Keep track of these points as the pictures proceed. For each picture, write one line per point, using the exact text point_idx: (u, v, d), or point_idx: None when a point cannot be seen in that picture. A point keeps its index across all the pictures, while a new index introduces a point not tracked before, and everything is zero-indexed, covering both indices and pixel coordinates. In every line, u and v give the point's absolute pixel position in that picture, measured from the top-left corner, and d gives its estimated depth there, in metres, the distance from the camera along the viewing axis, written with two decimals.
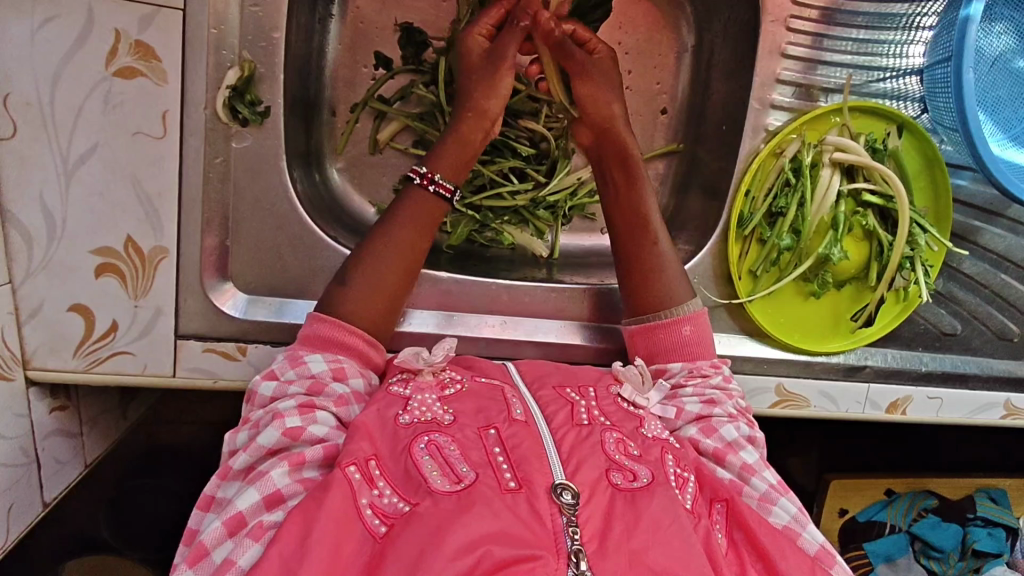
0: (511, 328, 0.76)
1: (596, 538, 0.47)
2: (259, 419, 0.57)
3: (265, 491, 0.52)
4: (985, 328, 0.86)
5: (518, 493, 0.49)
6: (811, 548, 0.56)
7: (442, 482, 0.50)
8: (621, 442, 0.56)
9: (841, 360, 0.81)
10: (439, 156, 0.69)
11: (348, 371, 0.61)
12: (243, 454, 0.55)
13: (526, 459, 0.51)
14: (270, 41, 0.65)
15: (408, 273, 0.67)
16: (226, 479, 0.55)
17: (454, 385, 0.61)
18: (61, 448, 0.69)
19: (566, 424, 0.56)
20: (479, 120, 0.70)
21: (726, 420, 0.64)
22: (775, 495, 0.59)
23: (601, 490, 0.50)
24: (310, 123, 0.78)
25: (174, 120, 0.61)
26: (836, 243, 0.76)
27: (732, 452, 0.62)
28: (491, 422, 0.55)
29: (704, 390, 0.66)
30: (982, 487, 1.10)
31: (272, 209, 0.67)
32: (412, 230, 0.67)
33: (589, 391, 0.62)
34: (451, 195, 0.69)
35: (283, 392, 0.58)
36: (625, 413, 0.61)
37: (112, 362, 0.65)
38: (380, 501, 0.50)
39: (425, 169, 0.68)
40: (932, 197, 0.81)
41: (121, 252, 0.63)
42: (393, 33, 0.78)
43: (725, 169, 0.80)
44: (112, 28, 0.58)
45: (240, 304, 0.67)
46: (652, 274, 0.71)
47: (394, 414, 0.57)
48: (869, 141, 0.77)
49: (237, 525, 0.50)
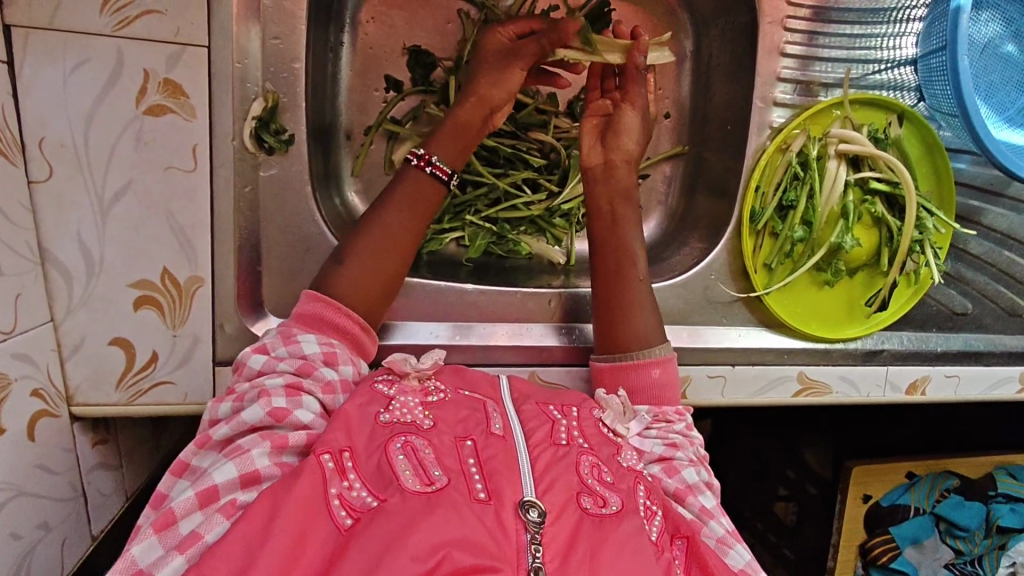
0: (534, 334, 0.79)
1: (559, 556, 0.48)
2: (244, 394, 0.58)
3: (243, 470, 0.52)
4: (995, 306, 0.89)
5: (487, 504, 0.50)
6: None
7: (413, 482, 0.51)
8: (596, 467, 0.57)
9: (859, 346, 0.83)
10: (438, 139, 0.71)
11: (340, 358, 0.62)
12: (224, 427, 0.56)
13: (498, 471, 0.53)
14: (291, 71, 0.68)
15: (400, 259, 0.68)
16: (203, 447, 0.56)
17: (437, 393, 0.61)
18: (104, 482, 0.71)
19: (544, 442, 0.57)
20: (479, 104, 0.72)
21: (688, 463, 0.66)
22: (731, 540, 0.61)
23: (570, 510, 0.51)
24: (327, 147, 0.80)
25: (205, 153, 0.63)
26: (848, 231, 0.78)
27: (692, 494, 0.64)
28: (468, 434, 0.56)
29: (668, 434, 0.68)
30: (1002, 465, 1.13)
31: (300, 233, 0.69)
32: (406, 206, 0.69)
33: (572, 410, 0.64)
34: (446, 177, 0.71)
35: (274, 369, 0.59)
36: (604, 438, 0.62)
37: (154, 392, 0.66)
38: (348, 493, 0.51)
39: (423, 151, 0.71)
40: (935, 180, 0.83)
41: (158, 285, 0.64)
42: (401, 57, 0.81)
43: (732, 167, 0.82)
44: (141, 68, 0.60)
45: (274, 328, 0.68)
46: (629, 320, 0.72)
47: (375, 411, 0.57)
48: (871, 132, 0.80)
49: (208, 498, 0.50)
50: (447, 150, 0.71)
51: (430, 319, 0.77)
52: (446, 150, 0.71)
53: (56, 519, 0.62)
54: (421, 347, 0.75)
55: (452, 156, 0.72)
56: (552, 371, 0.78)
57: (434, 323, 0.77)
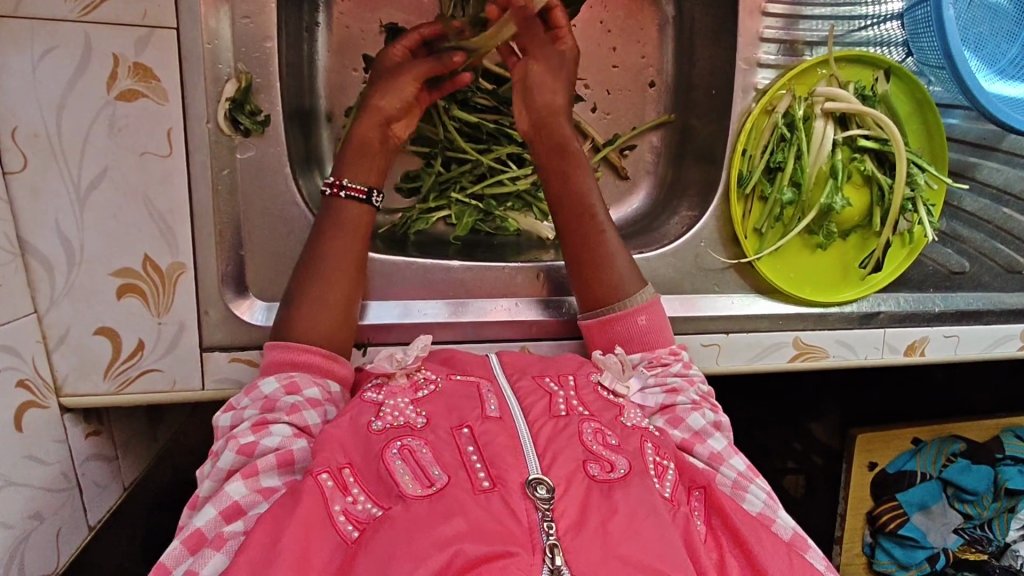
0: (524, 310, 0.78)
1: (573, 527, 0.47)
2: (219, 448, 0.58)
3: (222, 505, 0.53)
4: (993, 263, 0.88)
5: (491, 493, 0.49)
6: (786, 533, 0.59)
7: (413, 487, 0.50)
8: (599, 432, 0.57)
9: (855, 309, 0.82)
10: (346, 164, 0.70)
11: (302, 383, 0.61)
12: (207, 482, 0.56)
13: (499, 456, 0.51)
14: (263, 51, 0.67)
15: (351, 293, 0.67)
16: (196, 506, 0.57)
17: (428, 386, 0.61)
18: (99, 473, 0.71)
19: (544, 415, 0.56)
20: (375, 119, 0.71)
21: (691, 408, 0.66)
22: (746, 482, 0.62)
23: (578, 481, 0.50)
24: (308, 130, 0.79)
25: (179, 137, 0.62)
26: (837, 191, 0.76)
27: (700, 441, 0.64)
28: (463, 421, 0.55)
29: (665, 379, 0.68)
30: (1009, 427, 1.12)
31: (280, 215, 0.68)
32: (342, 231, 0.67)
33: (568, 380, 0.63)
34: (365, 195, 0.69)
35: (238, 419, 0.59)
36: (604, 403, 0.61)
37: (142, 380, 0.66)
38: (354, 508, 0.51)
39: (333, 178, 0.69)
40: (926, 137, 0.82)
41: (140, 272, 0.64)
42: (379, 36, 0.80)
43: (719, 132, 0.81)
44: (111, 53, 0.59)
45: (259, 312, 0.68)
46: (606, 271, 0.71)
47: (365, 421, 0.57)
48: (858, 89, 0.78)
49: (197, 542, 0.52)
50: (357, 169, 0.70)
51: (419, 299, 0.76)
52: (360, 170, 0.70)
53: (49, 509, 0.62)
54: (410, 327, 0.75)
55: (367, 177, 0.70)
56: (542, 345, 0.78)
57: (422, 302, 0.76)
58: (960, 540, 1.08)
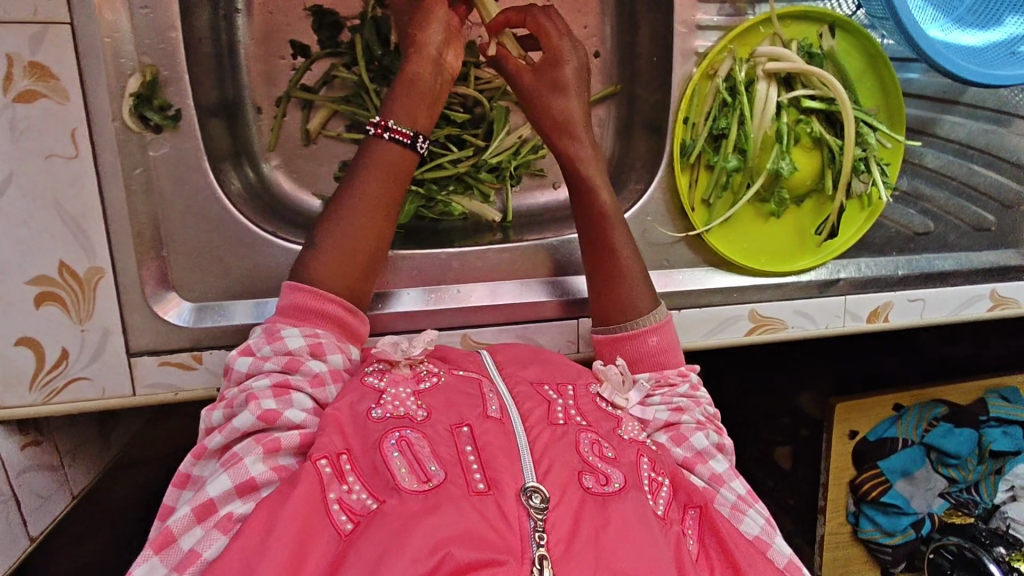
0: (464, 296, 0.76)
1: (564, 540, 0.45)
2: (233, 399, 0.55)
3: (237, 479, 0.50)
4: (960, 222, 0.85)
5: (486, 495, 0.47)
6: (778, 561, 0.57)
7: (410, 481, 0.48)
8: (596, 443, 0.55)
9: (813, 278, 0.80)
10: (390, 101, 0.67)
11: (326, 347, 0.59)
12: (218, 436, 0.53)
13: (494, 457, 0.50)
14: (168, 42, 0.64)
15: (379, 239, 0.65)
16: (202, 459, 0.55)
17: (430, 378, 0.58)
18: (41, 483, 0.69)
19: (541, 423, 0.54)
20: (419, 55, 0.67)
21: (695, 428, 0.63)
22: (745, 505, 0.59)
23: (572, 492, 0.48)
24: (234, 123, 0.76)
25: (84, 137, 0.60)
26: (784, 155, 0.73)
27: (701, 461, 0.62)
28: (463, 419, 0.53)
29: (671, 399, 0.65)
30: (993, 387, 1.10)
31: (203, 213, 0.67)
32: (375, 177, 0.65)
33: (567, 389, 0.61)
34: (410, 139, 0.66)
35: (258, 368, 0.56)
36: (602, 413, 0.60)
37: (71, 389, 0.64)
38: (348, 497, 0.48)
39: (378, 118, 0.66)
40: (882, 95, 0.78)
41: (57, 279, 0.62)
42: (305, 19, 0.77)
43: (662, 100, 0.78)
44: (3, 52, 0.57)
45: (185, 312, 0.66)
46: (620, 292, 0.70)
47: (366, 408, 0.54)
48: (803, 47, 0.75)
49: (206, 511, 0.49)
50: (405, 112, 0.66)
51: None
52: (403, 110, 0.66)
53: None
54: None
55: (408, 118, 0.66)
56: (484, 332, 0.76)
57: None
58: (947, 505, 1.08)
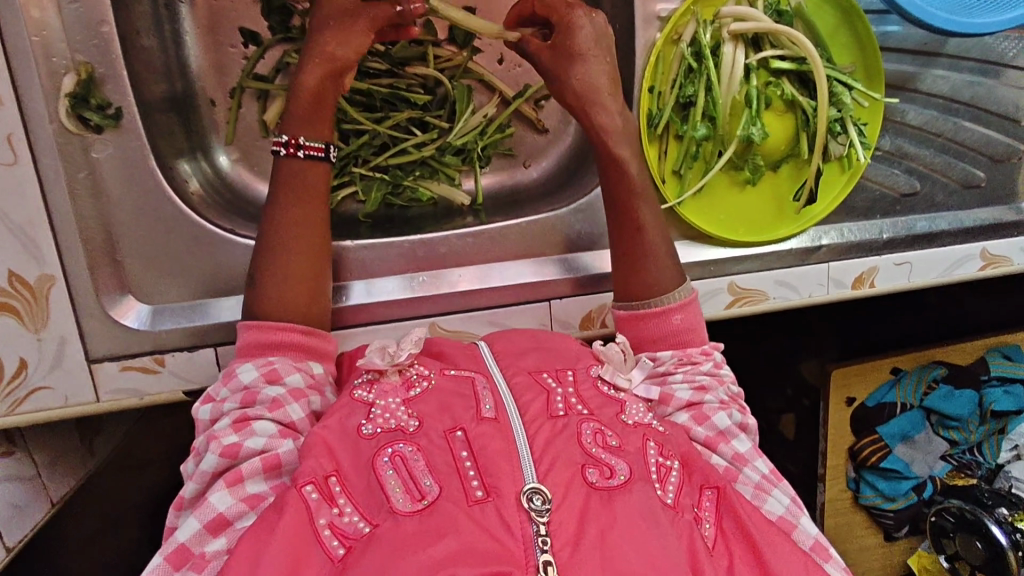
0: (438, 283, 0.74)
1: (570, 543, 0.43)
2: (200, 446, 0.54)
3: (206, 518, 0.50)
4: (948, 180, 0.82)
5: (485, 503, 0.45)
6: (805, 542, 0.55)
7: (404, 501, 0.46)
8: (599, 433, 0.52)
9: (794, 246, 0.77)
10: (294, 119, 0.64)
11: (282, 370, 0.58)
12: (191, 484, 0.53)
13: (493, 463, 0.47)
14: (101, 37, 0.61)
15: (319, 258, 0.64)
16: (182, 508, 0.54)
17: (420, 384, 0.56)
18: (16, 493, 0.70)
19: (541, 417, 0.51)
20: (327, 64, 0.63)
21: (717, 407, 0.61)
22: (768, 486, 0.57)
23: (576, 489, 0.46)
24: (186, 117, 0.74)
25: (22, 142, 0.58)
26: (754, 120, 0.70)
27: (723, 441, 0.59)
28: (457, 423, 0.51)
29: (693, 377, 0.63)
30: (994, 346, 1.07)
31: (155, 213, 0.65)
32: (297, 199, 0.63)
33: (567, 375, 0.58)
34: (323, 153, 0.64)
35: (218, 412, 0.55)
36: (604, 399, 0.57)
37: (32, 400, 0.63)
38: (340, 521, 0.47)
39: (287, 137, 0.64)
40: (858, 51, 0.74)
41: (8, 289, 0.61)
42: (253, 4, 0.74)
43: (628, 69, 0.75)
44: None
45: (142, 315, 0.65)
46: (641, 268, 0.68)
47: (356, 424, 0.53)
48: (770, 6, 0.72)
49: (180, 558, 0.49)
50: (308, 124, 0.64)
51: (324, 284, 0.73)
52: (308, 126, 0.64)
53: None
54: None
55: (320, 131, 0.65)
56: (453, 320, 0.74)
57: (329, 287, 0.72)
58: (948, 467, 1.05)
